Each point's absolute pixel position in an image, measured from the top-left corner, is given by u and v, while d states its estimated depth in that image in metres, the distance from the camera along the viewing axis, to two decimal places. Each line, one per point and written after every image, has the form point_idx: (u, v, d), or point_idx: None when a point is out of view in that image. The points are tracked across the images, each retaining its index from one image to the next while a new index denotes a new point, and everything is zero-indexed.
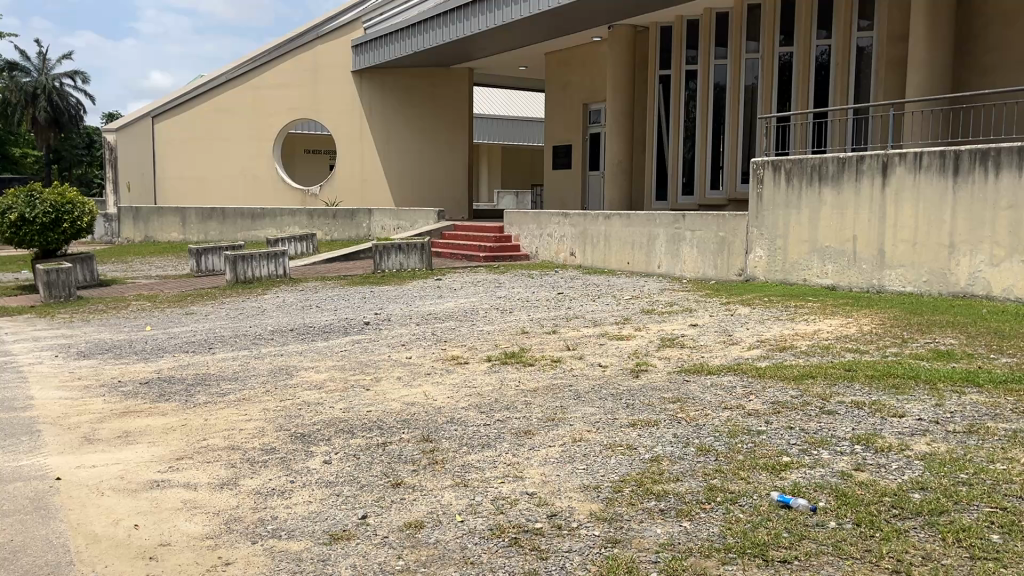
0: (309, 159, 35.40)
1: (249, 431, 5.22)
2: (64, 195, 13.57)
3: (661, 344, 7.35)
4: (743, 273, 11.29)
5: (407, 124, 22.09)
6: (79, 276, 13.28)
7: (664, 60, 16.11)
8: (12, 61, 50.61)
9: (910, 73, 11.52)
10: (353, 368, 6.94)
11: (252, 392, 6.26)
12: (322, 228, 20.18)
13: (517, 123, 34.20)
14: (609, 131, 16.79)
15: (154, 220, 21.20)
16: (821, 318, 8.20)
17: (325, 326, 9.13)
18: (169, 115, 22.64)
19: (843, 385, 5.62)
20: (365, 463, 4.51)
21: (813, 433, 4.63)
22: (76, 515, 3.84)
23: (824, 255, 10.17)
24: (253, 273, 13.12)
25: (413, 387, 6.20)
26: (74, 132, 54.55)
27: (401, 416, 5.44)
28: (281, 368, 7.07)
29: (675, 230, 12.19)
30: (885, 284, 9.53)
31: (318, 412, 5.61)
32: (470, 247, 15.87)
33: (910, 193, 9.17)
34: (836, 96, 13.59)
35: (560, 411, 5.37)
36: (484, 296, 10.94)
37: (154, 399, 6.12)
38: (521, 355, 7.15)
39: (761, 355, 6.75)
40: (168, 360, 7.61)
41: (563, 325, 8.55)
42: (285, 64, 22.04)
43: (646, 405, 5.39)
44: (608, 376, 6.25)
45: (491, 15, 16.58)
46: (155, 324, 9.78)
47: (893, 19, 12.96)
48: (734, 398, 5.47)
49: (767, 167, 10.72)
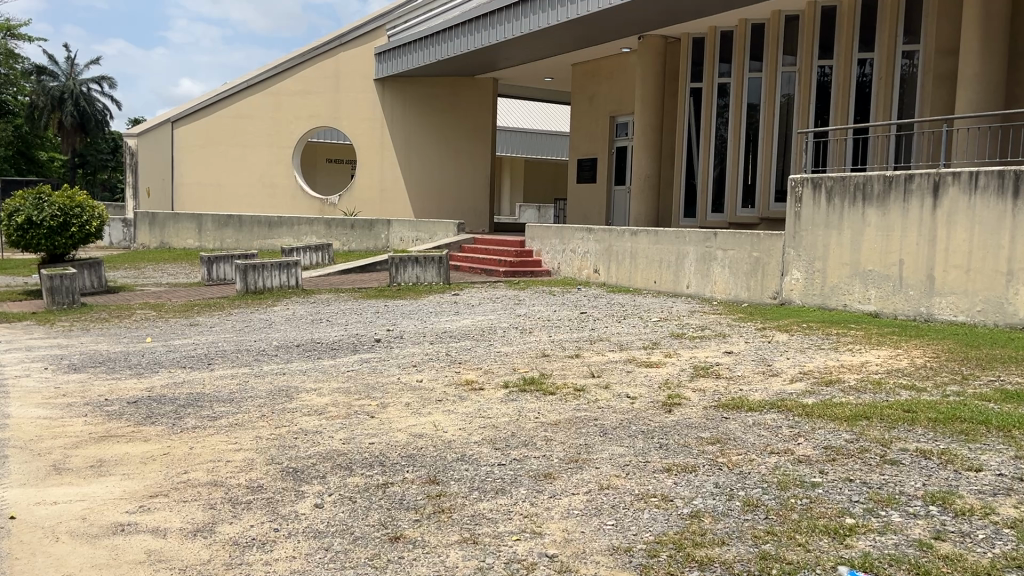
0: (330, 168, 35.16)
1: (236, 463, 4.68)
2: (73, 198, 13.06)
3: (695, 374, 6.73)
4: (777, 296, 10.64)
5: (429, 134, 21.66)
6: (86, 282, 12.86)
7: (695, 73, 15.55)
8: (41, 66, 51.57)
9: (960, 87, 10.90)
10: (358, 392, 6.37)
11: (246, 416, 5.71)
12: (340, 238, 19.77)
13: (542, 137, 33.76)
14: (637, 145, 16.21)
15: (170, 226, 20.91)
16: (868, 348, 7.56)
17: (333, 343, 8.61)
18: (190, 120, 22.41)
19: (903, 428, 4.99)
20: (362, 510, 3.93)
21: (877, 489, 4.01)
22: (22, 568, 3.33)
23: (867, 279, 9.52)
24: (263, 283, 12.65)
25: (423, 416, 5.63)
26: (98, 136, 55.05)
27: (408, 450, 4.87)
28: (281, 389, 6.53)
29: (706, 249, 11.60)
30: (934, 313, 8.86)
31: (315, 443, 5.05)
32: (490, 262, 15.34)
33: (964, 216, 8.51)
34: (879, 112, 12.91)
35: (584, 451, 4.77)
36: (502, 313, 10.39)
37: (139, 421, 5.58)
38: (541, 381, 6.56)
39: (806, 389, 6.11)
40: (163, 376, 7.11)
41: (586, 348, 7.97)
42: (307, 71, 21.71)
43: (682, 447, 4.79)
44: (637, 411, 5.62)
45: (517, 24, 16.11)
46: (156, 335, 9.30)
47: (942, 31, 12.18)
48: (781, 441, 4.85)
49: (807, 184, 10.13)
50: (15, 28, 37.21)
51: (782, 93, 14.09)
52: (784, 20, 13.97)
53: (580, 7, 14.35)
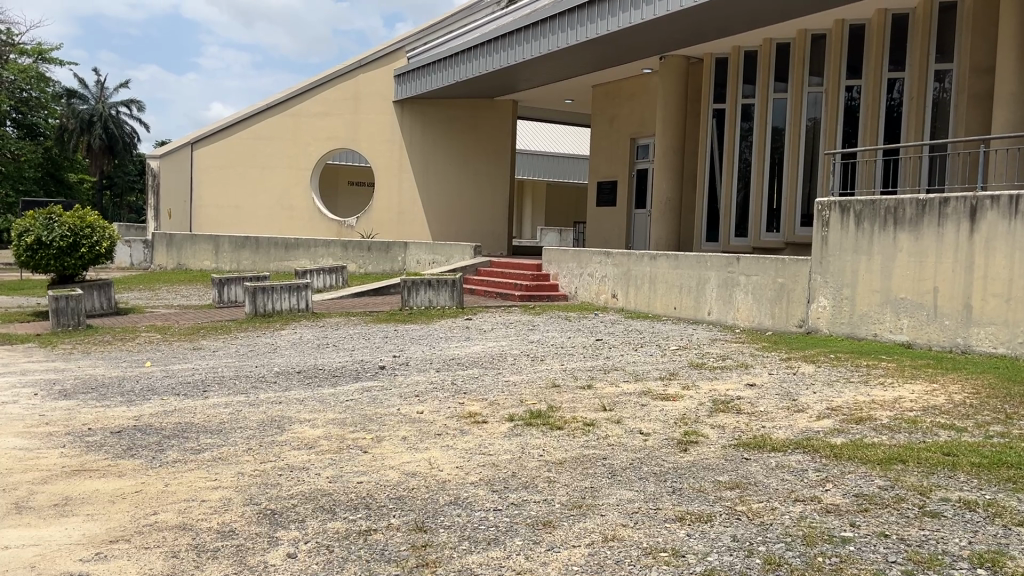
0: (351, 191, 35.15)
1: (210, 503, 4.31)
2: (84, 219, 12.90)
3: (713, 409, 6.26)
4: (803, 324, 10.16)
5: (448, 156, 21.51)
6: (94, 304, 12.66)
7: (718, 94, 15.19)
8: (71, 89, 52.38)
9: (997, 108, 10.43)
10: (354, 424, 6.00)
11: (232, 450, 5.35)
12: (356, 260, 19.50)
13: (563, 160, 33.53)
14: (659, 167, 15.83)
15: (187, 247, 20.78)
16: (901, 382, 7.06)
17: (336, 370, 8.25)
18: (208, 143, 22.22)
19: (944, 474, 4.52)
20: (338, 562, 3.55)
21: (917, 547, 3.55)
22: None
23: (899, 308, 9.02)
24: (272, 306, 12.37)
25: (419, 452, 5.25)
26: (126, 159, 55.80)
27: (399, 492, 4.47)
28: (273, 420, 6.17)
29: (728, 274, 11.17)
30: (972, 344, 8.34)
31: (299, 482, 4.68)
32: (506, 286, 14.98)
33: (1004, 242, 8.02)
34: (910, 133, 12.41)
35: (589, 496, 4.35)
36: (515, 339, 10.00)
37: (117, 454, 5.24)
38: (548, 415, 6.12)
39: (834, 427, 5.64)
40: (154, 404, 6.78)
41: (599, 379, 7.55)
42: (325, 93, 21.58)
43: (698, 492, 4.36)
44: (649, 450, 5.19)
45: (537, 43, 15.86)
46: (155, 360, 9.01)
47: (977, 49, 11.51)
48: (807, 486, 4.41)
49: (834, 208, 9.69)
50: (48, 53, 37.80)
51: (808, 115, 13.66)
52: (810, 40, 13.58)
53: (600, 26, 14.11)
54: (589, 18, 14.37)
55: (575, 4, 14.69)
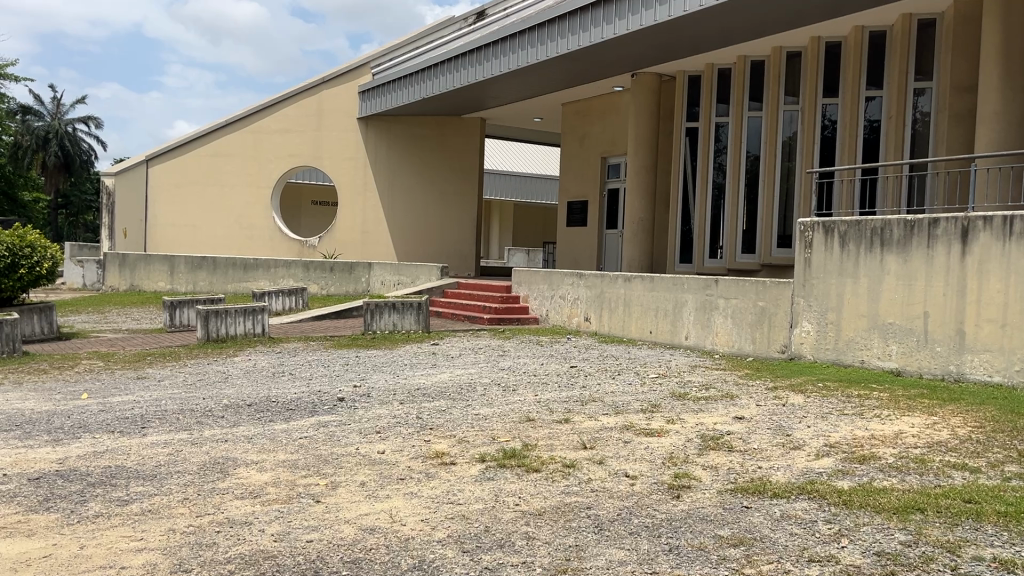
0: (315, 211, 34.44)
1: (131, 572, 3.66)
2: (24, 238, 12.10)
3: (703, 446, 5.74)
4: (786, 350, 9.74)
5: (414, 175, 20.94)
6: (32, 327, 11.84)
7: (691, 113, 14.86)
8: (26, 105, 51.00)
9: (979, 127, 10.14)
10: (307, 467, 5.37)
11: (165, 500, 4.69)
12: (318, 282, 18.78)
13: (531, 180, 33.19)
14: (631, 187, 15.42)
15: (141, 268, 19.90)
16: (899, 415, 6.60)
17: (291, 401, 7.61)
18: (165, 160, 21.48)
19: (969, 526, 4.04)
20: None
21: None
22: None
23: (887, 333, 8.63)
24: (225, 330, 11.65)
25: (380, 501, 4.64)
26: (83, 176, 54.36)
27: (354, 553, 3.86)
28: (216, 463, 5.51)
29: (706, 298, 10.75)
30: (965, 372, 7.96)
31: (239, 542, 4.04)
32: (474, 309, 14.45)
33: (998, 265, 7.66)
34: (890, 153, 12.11)
35: (574, 557, 3.79)
36: (485, 367, 9.42)
37: (30, 509, 4.55)
38: (523, 455, 5.55)
39: (837, 468, 5.15)
40: (84, 444, 6.09)
41: (576, 411, 7.01)
42: (287, 108, 20.91)
43: (697, 551, 3.82)
44: (638, 497, 4.64)
45: (506, 59, 15.39)
46: (93, 391, 8.24)
47: (957, 67, 11.19)
48: (821, 542, 3.90)
49: (817, 228, 9.31)
50: (4, 67, 36.43)
51: (784, 134, 13.37)
52: (785, 57, 13.31)
53: (572, 40, 13.67)
54: (560, 33, 13.96)
55: (544, 18, 14.29)
